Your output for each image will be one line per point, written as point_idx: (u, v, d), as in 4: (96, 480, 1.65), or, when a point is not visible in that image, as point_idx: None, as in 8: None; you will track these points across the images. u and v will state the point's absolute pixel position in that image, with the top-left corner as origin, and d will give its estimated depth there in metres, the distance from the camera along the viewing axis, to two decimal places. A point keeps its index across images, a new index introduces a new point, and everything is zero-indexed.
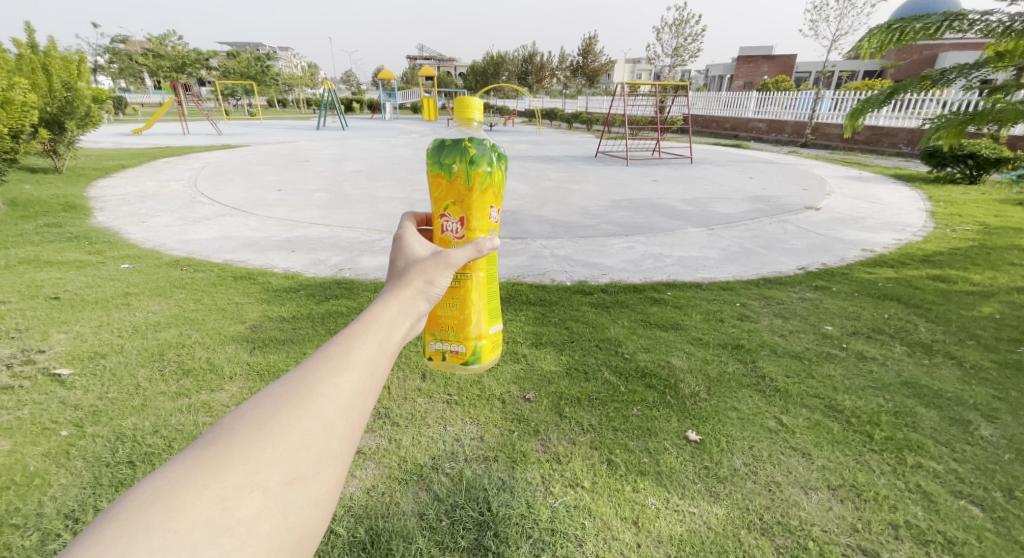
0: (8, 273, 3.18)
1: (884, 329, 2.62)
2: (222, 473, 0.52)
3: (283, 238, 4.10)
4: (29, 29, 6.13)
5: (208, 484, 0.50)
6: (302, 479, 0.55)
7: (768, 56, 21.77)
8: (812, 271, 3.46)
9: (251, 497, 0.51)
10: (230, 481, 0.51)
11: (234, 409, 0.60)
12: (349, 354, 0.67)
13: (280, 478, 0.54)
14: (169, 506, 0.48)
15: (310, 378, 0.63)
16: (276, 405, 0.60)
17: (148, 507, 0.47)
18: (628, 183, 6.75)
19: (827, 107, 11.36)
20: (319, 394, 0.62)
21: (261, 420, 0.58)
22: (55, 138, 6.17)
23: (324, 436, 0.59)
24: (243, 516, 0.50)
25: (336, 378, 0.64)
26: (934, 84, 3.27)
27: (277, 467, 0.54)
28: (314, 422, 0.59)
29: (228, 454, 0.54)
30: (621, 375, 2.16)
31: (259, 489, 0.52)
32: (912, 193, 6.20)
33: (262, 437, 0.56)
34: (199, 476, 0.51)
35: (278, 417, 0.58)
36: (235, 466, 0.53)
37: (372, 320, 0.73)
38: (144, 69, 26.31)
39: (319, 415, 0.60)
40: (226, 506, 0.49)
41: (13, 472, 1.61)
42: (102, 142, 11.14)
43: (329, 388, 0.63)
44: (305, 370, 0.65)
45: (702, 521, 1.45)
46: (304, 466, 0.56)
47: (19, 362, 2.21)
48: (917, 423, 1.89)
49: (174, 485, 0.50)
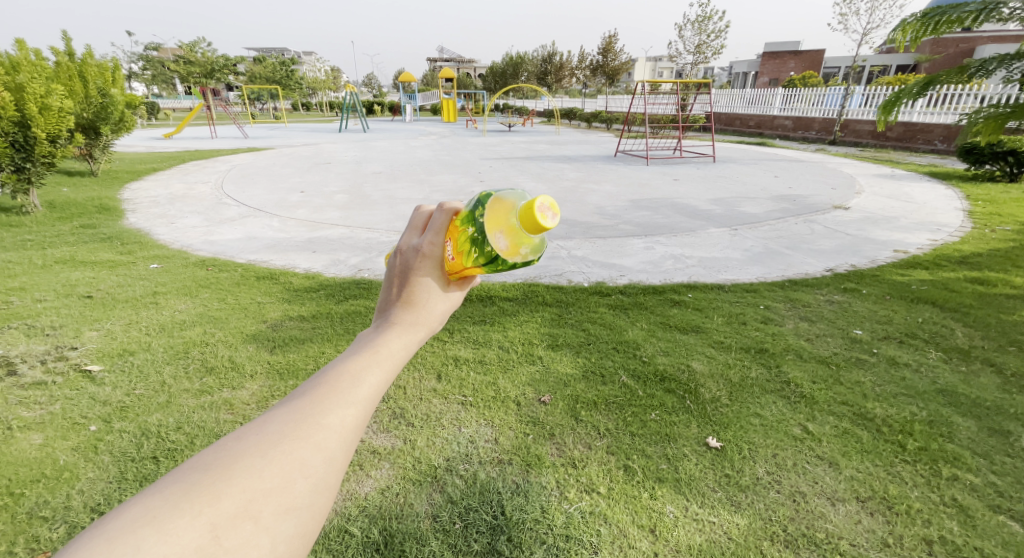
0: (45, 273, 3.31)
1: (918, 334, 2.49)
2: (216, 500, 0.46)
3: (305, 238, 4.17)
4: (68, 38, 6.34)
5: (201, 510, 0.45)
6: (296, 508, 0.50)
7: (795, 52, 21.26)
8: (841, 273, 3.34)
9: (241, 527, 0.46)
10: (223, 509, 0.46)
11: (234, 430, 0.54)
12: (359, 384, 0.60)
13: (272, 509, 0.48)
14: (160, 529, 0.43)
15: (318, 403, 0.57)
16: (280, 429, 0.54)
17: (140, 528, 0.43)
18: (650, 183, 6.65)
19: (858, 103, 11.00)
20: (323, 426, 0.55)
21: (260, 446, 0.52)
22: (91, 142, 6.48)
23: (324, 468, 0.53)
24: (231, 546, 0.45)
25: (344, 408, 0.58)
26: (972, 76, 3.12)
27: (272, 497, 0.49)
28: (316, 453, 0.53)
29: (223, 480, 0.48)
30: (639, 379, 2.11)
31: (251, 519, 0.47)
32: (949, 192, 5.94)
33: (262, 463, 0.51)
34: (192, 501, 0.46)
35: (278, 444, 0.53)
36: (230, 492, 0.47)
37: (386, 350, 0.65)
38: (175, 76, 27.21)
39: (321, 446, 0.54)
40: (216, 535, 0.44)
41: (44, 465, 1.65)
42: (135, 146, 11.52)
43: (333, 419, 0.56)
44: (313, 395, 0.58)
45: (722, 531, 1.40)
46: (299, 497, 0.50)
47: (53, 359, 2.29)
48: (954, 433, 1.78)
49: (168, 506, 0.45)
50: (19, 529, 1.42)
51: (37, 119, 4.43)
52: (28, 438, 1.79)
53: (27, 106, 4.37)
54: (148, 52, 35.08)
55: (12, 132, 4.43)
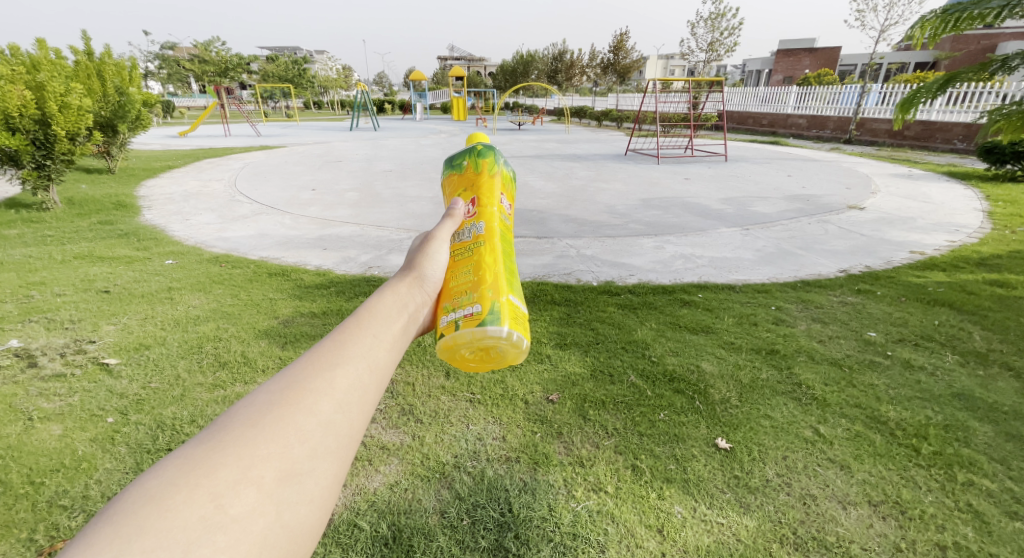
0: (64, 268, 3.39)
1: (934, 337, 2.45)
2: (214, 472, 0.49)
3: (316, 235, 4.21)
4: (87, 38, 6.45)
5: (198, 483, 0.47)
6: (298, 473, 0.52)
7: (811, 49, 20.93)
8: (855, 274, 3.29)
9: (244, 494, 0.48)
10: (222, 479, 0.48)
11: (225, 412, 0.58)
12: (341, 350, 0.66)
13: (273, 473, 0.51)
14: (161, 507, 0.45)
15: (305, 374, 0.62)
16: (271, 404, 0.58)
17: (140, 507, 0.44)
18: (660, 181, 6.60)
19: (875, 101, 10.81)
20: (313, 390, 0.60)
21: (252, 419, 0.56)
22: (108, 140, 6.60)
23: (321, 433, 0.56)
24: (236, 513, 0.47)
25: (331, 373, 0.63)
26: (993, 74, 3.06)
27: (270, 464, 0.51)
28: (310, 419, 0.57)
29: (220, 452, 0.51)
30: (648, 378, 2.10)
31: (253, 484, 0.49)
32: (969, 192, 5.81)
33: (256, 435, 0.54)
34: (191, 477, 0.48)
35: (270, 413, 0.56)
36: (227, 464, 0.50)
37: (366, 313, 0.74)
38: (189, 73, 27.56)
39: (314, 411, 0.58)
40: (219, 504, 0.46)
41: (63, 456, 1.70)
42: (151, 143, 11.75)
43: (322, 383, 0.61)
44: (300, 365, 0.64)
45: (731, 533, 1.39)
46: (299, 462, 0.53)
47: (72, 352, 2.34)
48: (971, 438, 1.75)
49: (166, 485, 0.47)
50: (40, 516, 1.46)
51: (56, 118, 4.52)
52: (48, 429, 1.84)
53: (48, 104, 4.46)
54: (163, 51, 35.59)
55: (33, 130, 4.52)
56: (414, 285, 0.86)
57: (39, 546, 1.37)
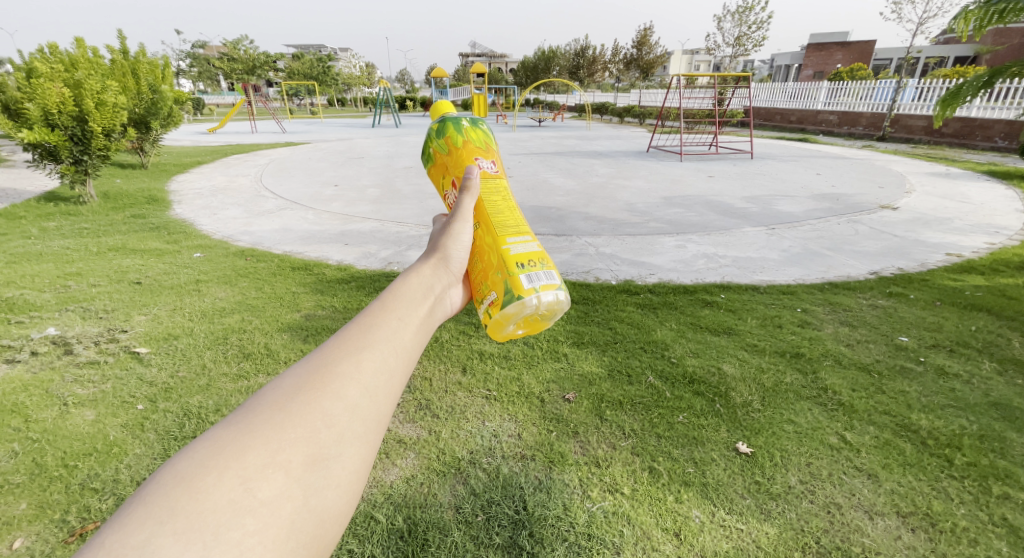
0: (98, 259, 3.51)
1: (970, 343, 2.34)
2: (242, 455, 0.49)
3: (338, 231, 4.28)
4: (123, 39, 6.67)
5: (228, 466, 0.48)
6: (325, 459, 0.52)
7: (842, 43, 20.31)
8: (886, 276, 3.17)
9: (272, 478, 0.48)
10: (250, 463, 0.49)
11: (255, 393, 0.58)
12: (369, 334, 0.65)
13: (302, 458, 0.51)
14: (192, 488, 0.46)
15: (332, 357, 0.62)
16: (299, 386, 0.58)
17: (174, 489, 0.45)
18: (683, 179, 6.48)
19: (911, 97, 10.41)
20: (341, 374, 0.59)
21: (281, 400, 0.56)
22: (142, 137, 6.82)
23: (347, 417, 0.56)
24: (265, 497, 0.47)
25: (357, 356, 0.62)
26: None
27: (298, 447, 0.51)
28: (336, 404, 0.57)
29: (248, 435, 0.51)
30: (667, 380, 2.06)
31: (282, 468, 0.49)
32: (1010, 193, 5.54)
33: (284, 418, 0.54)
34: (220, 459, 0.49)
35: (299, 396, 0.57)
36: (256, 447, 0.50)
37: (394, 297, 0.73)
38: (219, 70, 28.31)
39: (341, 395, 0.57)
40: (248, 487, 0.47)
41: (96, 440, 1.76)
42: (182, 140, 12.08)
43: (349, 366, 0.61)
44: (326, 348, 0.64)
45: (750, 539, 1.36)
46: (325, 446, 0.53)
47: (105, 341, 2.43)
48: (1007, 449, 1.67)
49: (195, 467, 0.48)
50: (72, 499, 1.51)
51: (93, 115, 4.69)
52: (82, 414, 1.90)
53: (85, 102, 4.63)
54: (196, 50, 36.76)
55: (71, 127, 4.70)
56: (437, 267, 0.86)
57: (72, 528, 1.42)
